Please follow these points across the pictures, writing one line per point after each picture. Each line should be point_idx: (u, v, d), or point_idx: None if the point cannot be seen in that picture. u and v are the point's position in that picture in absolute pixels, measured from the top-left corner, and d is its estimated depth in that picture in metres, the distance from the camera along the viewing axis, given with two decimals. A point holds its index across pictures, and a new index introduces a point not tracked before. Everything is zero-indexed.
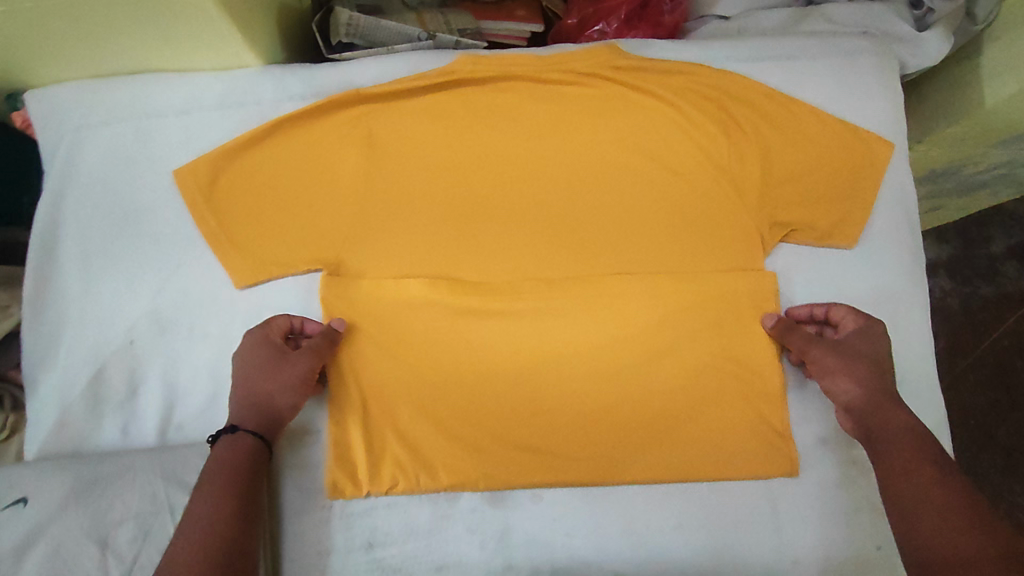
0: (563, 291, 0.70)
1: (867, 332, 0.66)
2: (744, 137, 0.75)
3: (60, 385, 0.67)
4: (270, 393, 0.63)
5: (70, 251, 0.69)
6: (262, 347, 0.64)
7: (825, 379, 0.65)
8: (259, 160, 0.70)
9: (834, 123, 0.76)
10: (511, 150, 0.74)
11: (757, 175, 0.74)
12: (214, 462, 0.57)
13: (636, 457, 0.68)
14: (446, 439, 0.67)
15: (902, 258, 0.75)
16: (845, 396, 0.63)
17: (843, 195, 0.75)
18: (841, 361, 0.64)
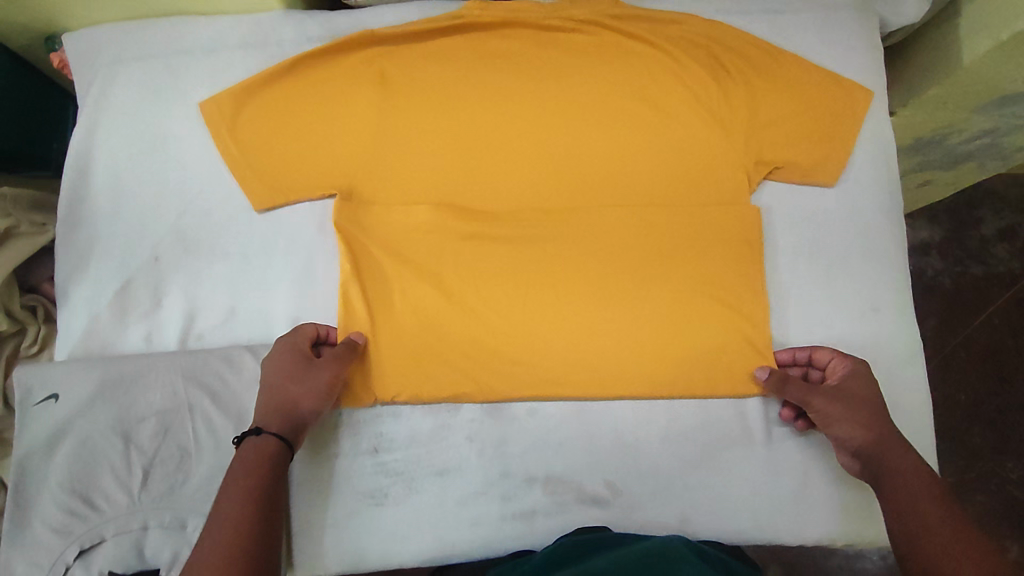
0: (559, 222, 0.74)
1: (858, 373, 0.69)
2: (734, 80, 0.77)
3: (91, 295, 0.72)
4: (295, 395, 0.64)
5: (102, 175, 0.75)
6: (290, 351, 0.67)
7: (831, 428, 0.66)
8: (268, 97, 0.74)
9: (820, 72, 0.78)
10: (507, 89, 0.77)
11: (745, 115, 0.76)
12: (241, 465, 0.58)
13: (624, 382, 0.72)
14: (442, 362, 0.71)
15: (882, 199, 0.78)
16: (851, 441, 0.65)
17: (830, 137, 0.77)
18: (844, 412, 0.66)
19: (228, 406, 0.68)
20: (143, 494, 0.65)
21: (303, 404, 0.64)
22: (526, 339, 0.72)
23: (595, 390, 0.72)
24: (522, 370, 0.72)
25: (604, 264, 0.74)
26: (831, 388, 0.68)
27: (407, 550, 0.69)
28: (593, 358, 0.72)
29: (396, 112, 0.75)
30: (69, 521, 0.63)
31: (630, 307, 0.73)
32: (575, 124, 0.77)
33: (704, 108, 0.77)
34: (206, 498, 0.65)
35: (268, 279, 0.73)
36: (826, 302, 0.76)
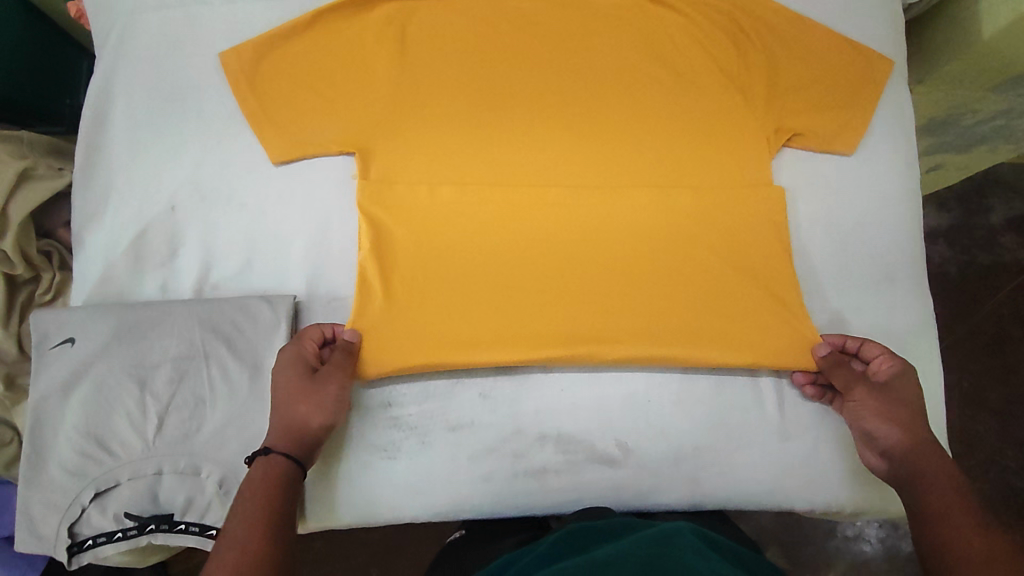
0: (578, 184, 0.74)
1: (903, 374, 0.67)
2: (753, 50, 0.77)
3: (106, 242, 0.72)
4: (303, 412, 0.63)
5: (120, 123, 0.74)
6: (294, 361, 0.65)
7: (864, 422, 0.66)
8: (286, 53, 0.74)
9: (840, 39, 0.78)
10: (527, 53, 0.77)
11: (764, 83, 0.76)
12: (248, 484, 0.59)
13: (635, 346, 0.70)
14: (463, 325, 0.69)
15: (898, 169, 0.78)
16: (885, 439, 0.65)
17: (847, 105, 0.77)
18: (879, 408, 0.66)
19: (244, 354, 0.68)
20: (158, 440, 0.65)
21: (312, 415, 0.64)
22: (550, 296, 0.70)
23: (615, 355, 0.69)
24: (539, 330, 0.70)
25: (621, 226, 0.72)
26: (875, 383, 0.68)
27: (419, 503, 0.70)
28: (608, 322, 0.70)
29: (415, 69, 0.74)
30: (85, 463, 0.64)
31: (647, 276, 0.71)
32: (594, 92, 0.77)
33: (723, 74, 0.76)
34: (220, 445, 0.65)
35: (284, 231, 0.73)
36: (842, 268, 0.76)
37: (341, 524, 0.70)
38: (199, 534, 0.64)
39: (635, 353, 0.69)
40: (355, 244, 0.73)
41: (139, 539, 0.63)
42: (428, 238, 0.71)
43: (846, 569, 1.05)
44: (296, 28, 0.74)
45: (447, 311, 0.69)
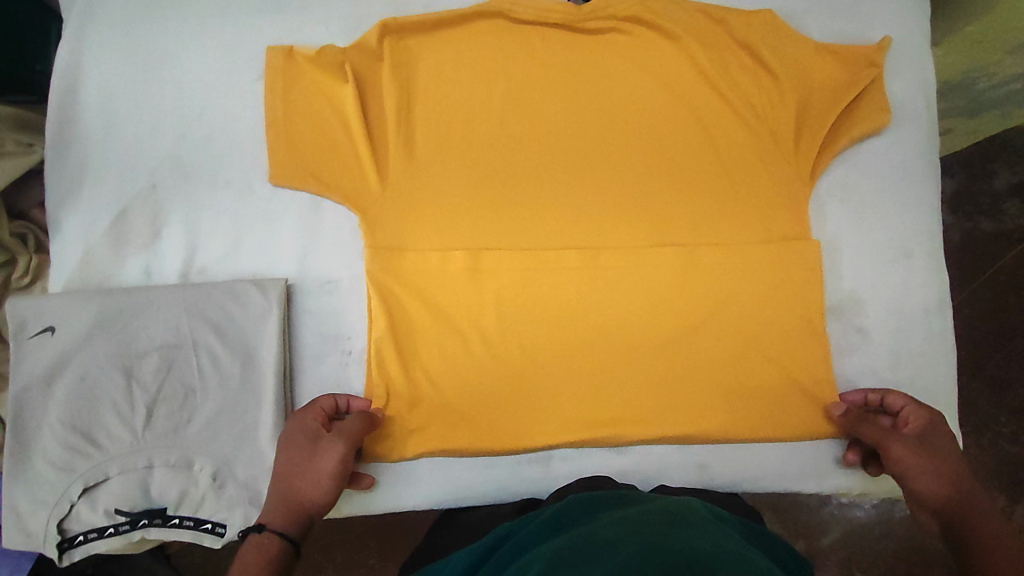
0: (582, 164, 0.71)
1: (936, 427, 0.64)
2: (785, 73, 0.72)
3: (84, 223, 0.68)
4: (303, 485, 0.59)
5: (92, 95, 0.69)
6: (296, 433, 0.62)
7: (906, 480, 0.62)
8: (283, 98, 0.69)
9: (867, 64, 0.73)
10: (543, 89, 0.71)
11: (795, 123, 0.71)
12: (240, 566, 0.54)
13: (664, 420, 0.68)
14: (488, 406, 0.68)
15: (920, 160, 0.74)
16: (929, 498, 0.61)
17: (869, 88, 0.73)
18: (921, 463, 0.62)
19: (234, 342, 0.65)
20: (148, 432, 0.62)
21: (308, 493, 0.59)
22: (576, 365, 0.68)
23: (645, 435, 0.68)
24: (565, 406, 0.68)
25: (630, 213, 0.71)
26: (911, 436, 0.64)
27: (422, 490, 0.69)
28: (639, 398, 0.68)
29: (427, 86, 0.71)
30: (71, 458, 0.61)
31: (675, 338, 0.69)
32: (608, 102, 0.72)
33: (749, 107, 0.72)
34: (213, 437, 0.63)
35: (273, 211, 0.69)
36: (858, 244, 0.73)
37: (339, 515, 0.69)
38: (194, 528, 0.62)
39: (665, 428, 0.68)
40: (350, 225, 0.70)
41: (131, 535, 0.61)
42: (428, 225, 0.69)
43: (838, 535, 1.05)
44: (298, 75, 0.70)
45: (464, 366, 0.67)
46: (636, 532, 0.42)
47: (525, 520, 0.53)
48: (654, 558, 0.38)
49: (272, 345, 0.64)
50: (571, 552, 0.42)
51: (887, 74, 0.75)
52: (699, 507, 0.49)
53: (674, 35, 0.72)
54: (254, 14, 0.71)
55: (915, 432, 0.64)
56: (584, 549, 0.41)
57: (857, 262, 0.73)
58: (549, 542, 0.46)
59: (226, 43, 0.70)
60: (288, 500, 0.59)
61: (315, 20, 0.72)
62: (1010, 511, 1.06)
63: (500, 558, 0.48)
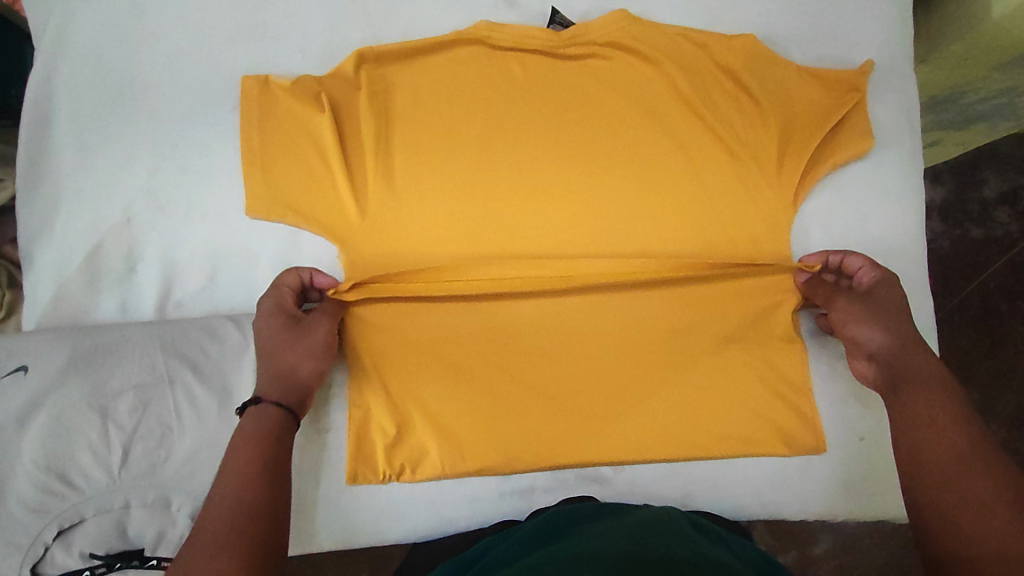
0: (560, 188, 0.70)
1: (889, 281, 0.65)
2: (766, 100, 0.71)
3: (57, 258, 0.67)
4: (289, 356, 0.61)
5: (64, 126, 0.68)
6: (274, 310, 0.63)
7: (848, 328, 0.64)
8: (259, 128, 0.68)
9: (850, 89, 0.72)
10: (523, 115, 0.71)
11: (778, 148, 0.71)
12: (240, 435, 0.56)
13: (648, 450, 0.68)
14: (468, 439, 0.67)
15: (903, 182, 0.73)
16: (870, 343, 0.62)
17: (852, 114, 0.73)
18: (863, 308, 0.64)
19: (211, 378, 0.64)
20: (125, 471, 0.61)
21: (296, 366, 0.61)
22: (557, 396, 0.68)
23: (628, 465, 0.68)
24: (545, 435, 0.67)
25: (610, 240, 0.70)
26: (857, 292, 0.65)
27: (402, 525, 0.67)
28: (619, 427, 0.68)
29: (406, 109, 0.70)
30: (45, 499, 0.59)
31: (658, 368, 0.68)
32: (588, 126, 0.71)
33: (731, 133, 0.71)
34: (192, 475, 0.62)
35: (249, 243, 0.68)
36: None
37: (323, 549, 0.66)
38: None
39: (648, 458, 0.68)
40: (327, 257, 0.69)
41: None
42: (404, 256, 0.68)
43: (829, 544, 1.04)
44: (274, 103, 0.69)
45: (443, 397, 0.67)
46: (615, 545, 0.43)
47: (503, 537, 0.54)
48: (643, 559, 0.40)
49: (250, 381, 0.65)
50: (548, 563, 0.42)
51: (870, 97, 0.74)
52: (679, 518, 0.50)
53: (655, 60, 0.72)
54: (230, 44, 0.70)
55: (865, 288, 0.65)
56: (563, 560, 0.42)
57: None
58: (531, 552, 0.47)
59: (201, 74, 0.70)
60: (277, 373, 0.60)
61: (291, 49, 0.71)
62: None
63: (481, 567, 0.48)
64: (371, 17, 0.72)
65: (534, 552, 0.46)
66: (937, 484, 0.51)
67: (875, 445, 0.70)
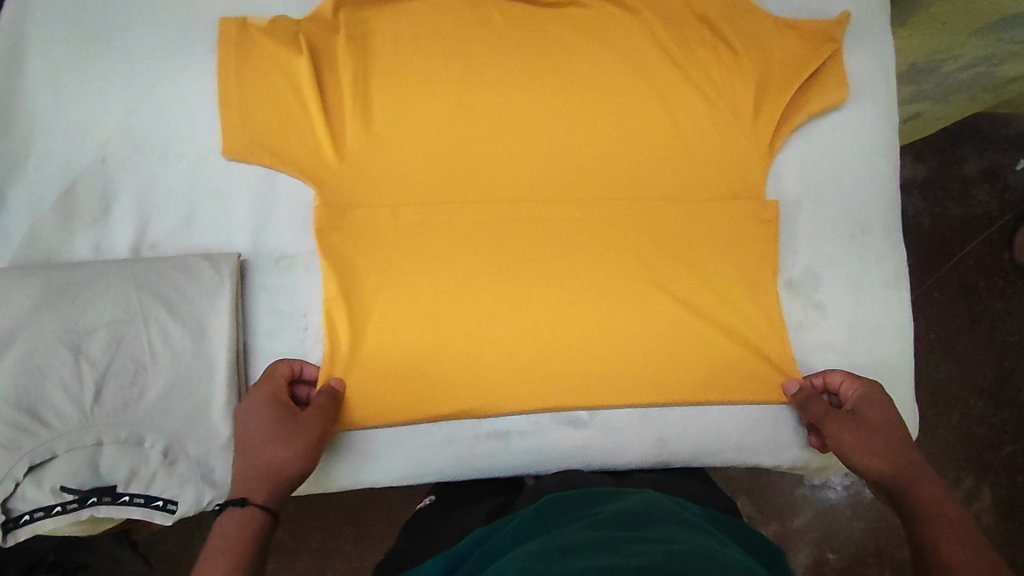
0: (537, 137, 0.70)
1: (873, 394, 0.65)
2: (742, 49, 0.71)
3: (31, 197, 0.66)
4: (266, 453, 0.58)
5: (37, 64, 0.67)
6: (266, 406, 0.61)
7: (844, 452, 0.62)
8: (236, 69, 0.68)
9: (827, 39, 0.73)
10: (501, 64, 0.71)
11: (755, 97, 0.71)
12: (219, 542, 0.54)
13: (621, 395, 0.68)
14: (442, 386, 0.67)
15: (879, 137, 0.74)
16: (871, 470, 0.60)
17: (829, 63, 0.73)
18: (852, 425, 0.62)
19: (186, 318, 0.63)
20: (98, 408, 0.61)
21: (276, 464, 0.58)
22: (532, 342, 0.68)
23: (601, 409, 0.68)
24: (520, 379, 0.68)
25: (586, 191, 0.70)
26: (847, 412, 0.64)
27: (377, 467, 0.67)
28: (593, 372, 0.68)
29: (384, 58, 0.70)
30: (16, 435, 0.59)
31: (632, 316, 0.69)
32: (566, 76, 0.71)
33: (708, 84, 0.72)
34: (166, 413, 0.62)
35: (226, 186, 0.68)
36: (817, 220, 0.72)
37: (298, 491, 0.67)
38: (145, 506, 0.61)
39: (622, 403, 0.68)
40: (302, 201, 0.68)
41: (80, 513, 0.59)
42: (380, 205, 0.68)
43: (810, 516, 1.05)
44: (251, 47, 0.68)
45: (418, 344, 0.67)
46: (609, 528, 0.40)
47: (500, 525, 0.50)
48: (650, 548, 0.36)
49: (224, 322, 0.63)
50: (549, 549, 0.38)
51: (847, 49, 0.75)
52: (668, 502, 0.46)
53: (634, 9, 0.72)
54: None
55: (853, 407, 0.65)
56: (556, 543, 0.38)
57: (822, 237, 0.72)
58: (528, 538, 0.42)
59: (179, 16, 0.69)
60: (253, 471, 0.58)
61: None
62: (976, 492, 1.05)
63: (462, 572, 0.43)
64: None
65: (524, 542, 0.41)
66: None
67: None
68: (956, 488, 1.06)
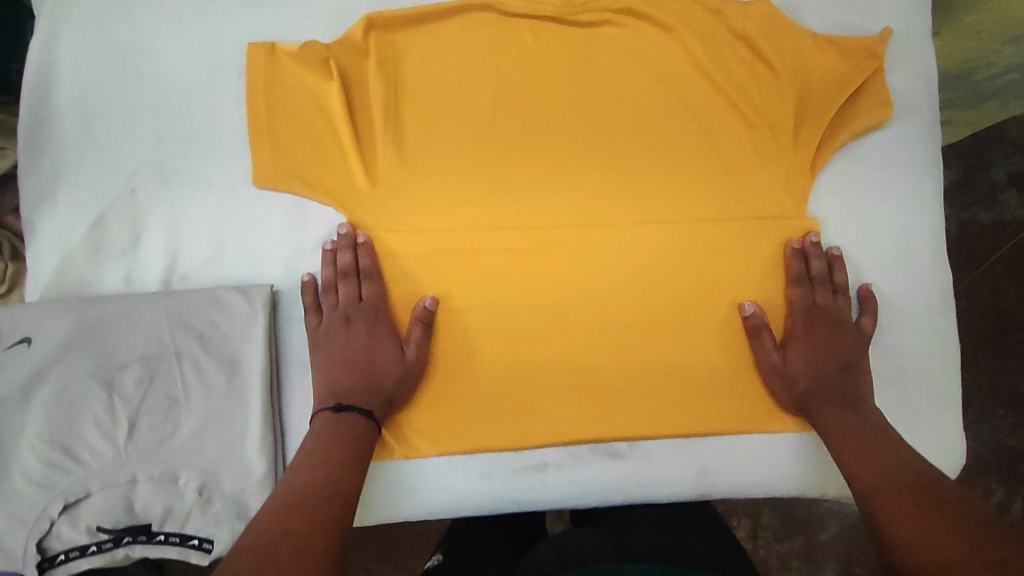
0: (570, 159, 0.69)
1: (852, 332, 0.67)
2: (783, 70, 0.69)
3: (61, 228, 0.65)
4: (384, 353, 0.63)
5: (67, 95, 0.67)
6: (342, 324, 0.64)
7: (792, 355, 0.66)
8: (265, 97, 0.66)
9: (869, 57, 0.71)
10: (532, 84, 0.69)
11: (795, 118, 0.69)
12: (326, 438, 0.58)
13: (658, 426, 0.66)
14: (478, 417, 0.66)
15: (924, 155, 0.71)
16: (790, 371, 0.66)
17: (871, 83, 0.71)
18: (807, 350, 0.66)
19: (219, 352, 0.62)
20: (131, 445, 0.60)
21: (395, 372, 0.63)
22: (565, 371, 0.66)
23: (637, 441, 0.67)
24: (554, 410, 0.66)
25: (619, 213, 0.68)
26: (840, 331, 0.67)
27: (409, 503, 0.65)
28: (629, 403, 0.66)
29: (412, 83, 0.68)
30: (49, 472, 0.59)
31: (671, 342, 0.67)
32: (599, 99, 0.70)
33: (748, 102, 0.70)
34: (199, 450, 0.61)
35: (257, 213, 0.66)
36: (859, 242, 0.70)
37: None
38: (180, 544, 0.60)
39: (659, 434, 0.66)
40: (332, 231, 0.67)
41: (115, 552, 0.59)
42: (409, 232, 0.66)
43: (837, 530, 0.97)
44: (280, 73, 0.67)
45: (451, 375, 0.66)
46: None
47: None
48: None
49: (257, 355, 0.62)
50: None
51: (888, 68, 0.73)
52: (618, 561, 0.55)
53: (670, 27, 0.70)
54: (235, 9, 0.68)
55: (830, 327, 0.67)
56: None
57: (863, 262, 0.70)
58: None
59: (206, 43, 0.68)
60: (375, 379, 0.63)
61: (297, 16, 0.69)
62: (1006, 505, 1.02)
63: None
64: None
65: None
66: (905, 527, 0.53)
67: (893, 423, 0.68)
68: (986, 501, 1.02)
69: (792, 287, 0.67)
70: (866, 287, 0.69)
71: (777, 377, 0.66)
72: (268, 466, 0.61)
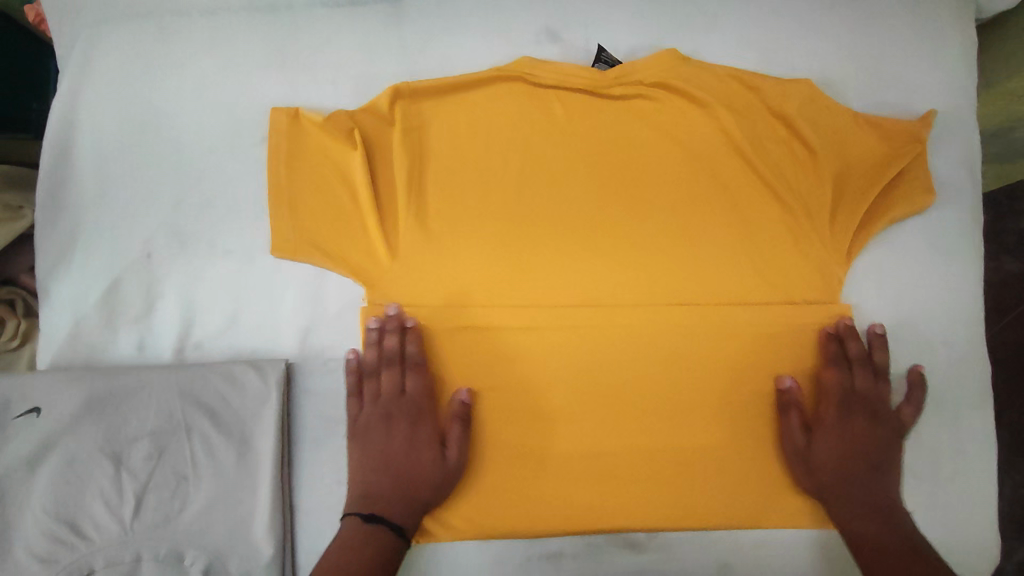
0: (598, 235, 0.67)
1: (888, 421, 0.65)
2: (820, 151, 0.67)
3: (75, 293, 0.64)
4: (424, 457, 0.62)
5: (87, 157, 0.66)
6: (376, 423, 0.63)
7: (822, 439, 0.64)
8: (287, 164, 0.65)
9: (909, 140, 0.68)
10: (560, 157, 0.67)
11: (832, 202, 0.67)
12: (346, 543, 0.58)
13: (678, 516, 0.64)
14: (493, 500, 0.64)
15: (964, 241, 0.69)
16: (816, 455, 0.63)
17: (911, 167, 0.68)
18: (840, 437, 0.64)
19: (230, 428, 0.61)
20: (137, 523, 0.58)
21: (430, 475, 0.62)
22: (584, 456, 0.64)
23: (657, 530, 0.64)
24: (572, 496, 0.64)
25: (647, 293, 0.66)
26: (874, 420, 0.64)
27: None
28: (649, 490, 0.64)
29: (438, 152, 0.67)
30: (54, 549, 0.57)
31: (695, 430, 0.65)
32: (628, 174, 0.67)
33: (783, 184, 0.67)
34: (206, 529, 0.59)
35: (273, 283, 0.65)
36: (895, 331, 0.68)
37: None
38: None
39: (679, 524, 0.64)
40: (349, 303, 0.65)
41: None
42: (429, 305, 0.64)
43: None
44: (303, 139, 0.66)
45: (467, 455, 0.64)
46: None
47: None
48: None
49: (269, 433, 0.61)
50: None
51: (929, 149, 0.70)
52: None
53: (703, 102, 0.68)
54: (260, 73, 0.67)
55: (868, 415, 0.64)
56: None
57: (898, 352, 0.67)
58: None
59: (227, 107, 0.67)
60: (409, 481, 0.61)
61: (321, 80, 0.68)
62: None
63: None
64: (405, 48, 0.69)
65: None
66: None
67: (926, 520, 0.66)
68: None
69: (829, 369, 0.64)
70: (917, 370, 0.66)
71: (801, 462, 0.64)
72: (276, 549, 0.59)
